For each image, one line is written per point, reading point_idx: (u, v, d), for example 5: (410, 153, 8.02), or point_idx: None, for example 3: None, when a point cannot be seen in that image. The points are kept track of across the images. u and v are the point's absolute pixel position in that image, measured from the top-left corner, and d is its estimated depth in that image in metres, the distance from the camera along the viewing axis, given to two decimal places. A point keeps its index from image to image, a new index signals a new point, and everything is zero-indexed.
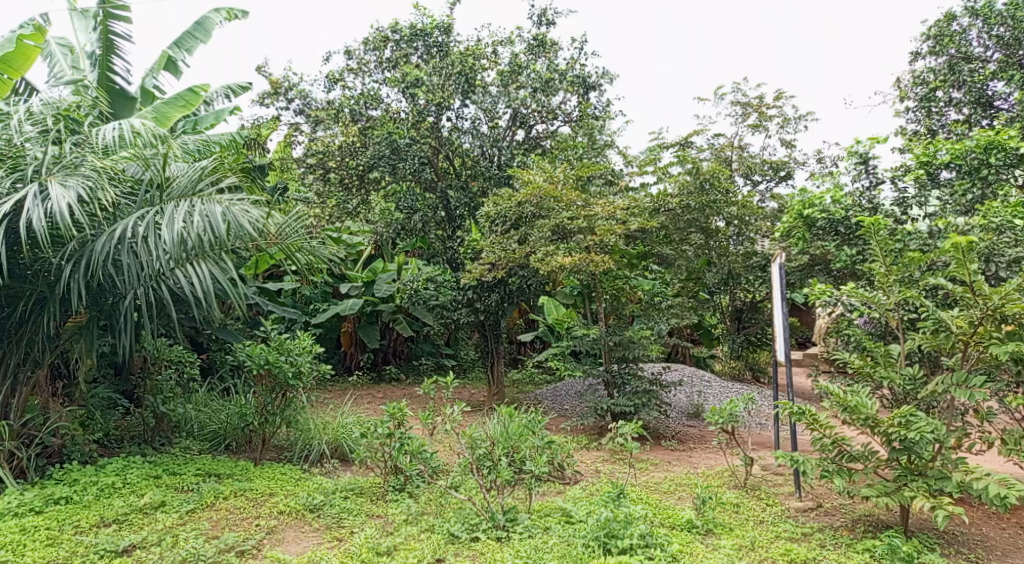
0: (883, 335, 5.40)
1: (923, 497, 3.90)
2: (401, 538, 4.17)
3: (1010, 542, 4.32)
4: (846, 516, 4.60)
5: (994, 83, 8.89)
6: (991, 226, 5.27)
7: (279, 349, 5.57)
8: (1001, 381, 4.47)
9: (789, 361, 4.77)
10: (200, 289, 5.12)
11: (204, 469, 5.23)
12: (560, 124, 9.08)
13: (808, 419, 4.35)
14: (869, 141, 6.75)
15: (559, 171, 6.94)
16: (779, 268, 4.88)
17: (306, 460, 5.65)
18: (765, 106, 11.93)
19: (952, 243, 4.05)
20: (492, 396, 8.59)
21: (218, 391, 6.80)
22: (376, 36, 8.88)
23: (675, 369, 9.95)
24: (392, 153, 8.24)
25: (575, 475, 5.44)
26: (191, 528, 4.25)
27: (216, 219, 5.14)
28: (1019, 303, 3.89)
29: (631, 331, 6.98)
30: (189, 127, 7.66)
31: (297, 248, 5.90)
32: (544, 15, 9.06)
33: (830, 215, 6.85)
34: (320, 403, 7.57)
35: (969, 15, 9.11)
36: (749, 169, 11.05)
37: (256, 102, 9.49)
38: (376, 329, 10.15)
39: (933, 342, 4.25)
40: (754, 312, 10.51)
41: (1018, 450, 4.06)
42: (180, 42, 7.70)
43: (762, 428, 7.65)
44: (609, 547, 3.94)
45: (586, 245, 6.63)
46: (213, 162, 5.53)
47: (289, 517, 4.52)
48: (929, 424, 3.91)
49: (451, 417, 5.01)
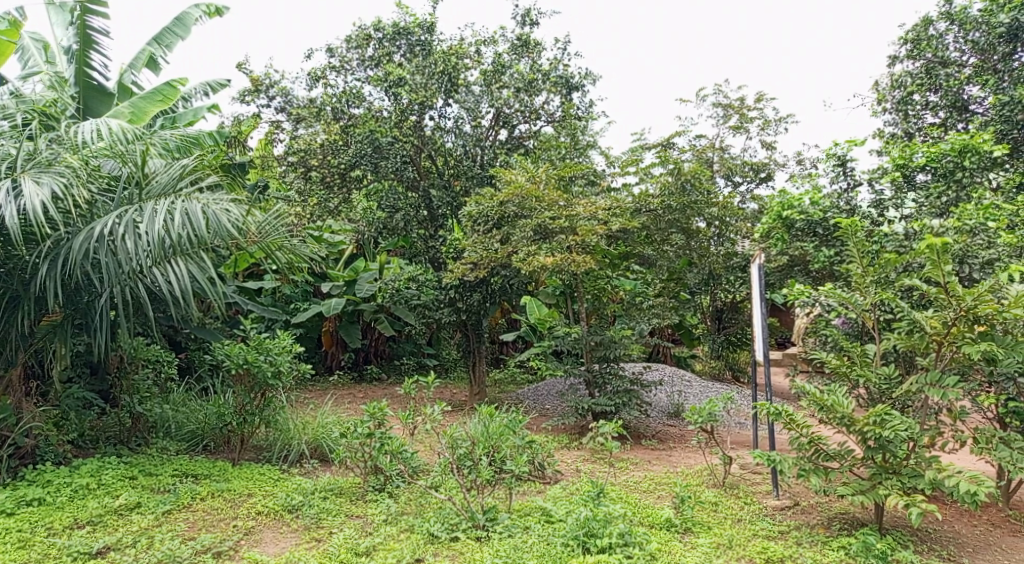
0: (859, 335, 5.44)
1: (897, 495, 3.96)
2: (381, 538, 4.16)
3: (981, 538, 4.39)
4: (822, 514, 4.66)
5: (970, 87, 8.99)
6: (965, 228, 5.35)
7: (258, 349, 5.53)
8: (974, 381, 4.53)
9: (769, 361, 4.81)
10: (177, 288, 5.08)
11: (182, 469, 5.18)
12: (543, 124, 9.05)
13: (784, 419, 4.40)
14: (847, 143, 6.82)
15: (541, 171, 6.92)
16: (759, 269, 4.93)
17: (285, 460, 5.62)
18: (746, 108, 12.03)
19: (926, 243, 4.12)
20: (474, 396, 8.58)
21: (196, 391, 6.72)
22: (359, 34, 8.83)
23: (656, 369, 10.01)
24: (374, 151, 8.13)
25: (555, 474, 5.46)
26: (167, 530, 4.21)
27: (195, 217, 5.09)
28: (992, 304, 3.95)
29: (612, 331, 7.02)
30: (168, 123, 7.56)
31: (278, 247, 5.90)
32: (527, 15, 9.06)
33: (809, 216, 6.91)
34: (300, 403, 7.52)
35: (946, 19, 9.22)
36: (729, 170, 11.19)
37: (237, 100, 9.38)
38: (357, 328, 10.11)
39: (908, 342, 4.31)
40: (734, 312, 10.60)
41: (989, 449, 4.13)
42: (160, 38, 7.63)
43: (741, 428, 7.72)
44: (587, 546, 3.96)
45: (568, 245, 6.65)
46: (192, 161, 5.48)
47: (267, 518, 4.49)
48: (903, 423, 3.97)
49: (432, 416, 5.00)
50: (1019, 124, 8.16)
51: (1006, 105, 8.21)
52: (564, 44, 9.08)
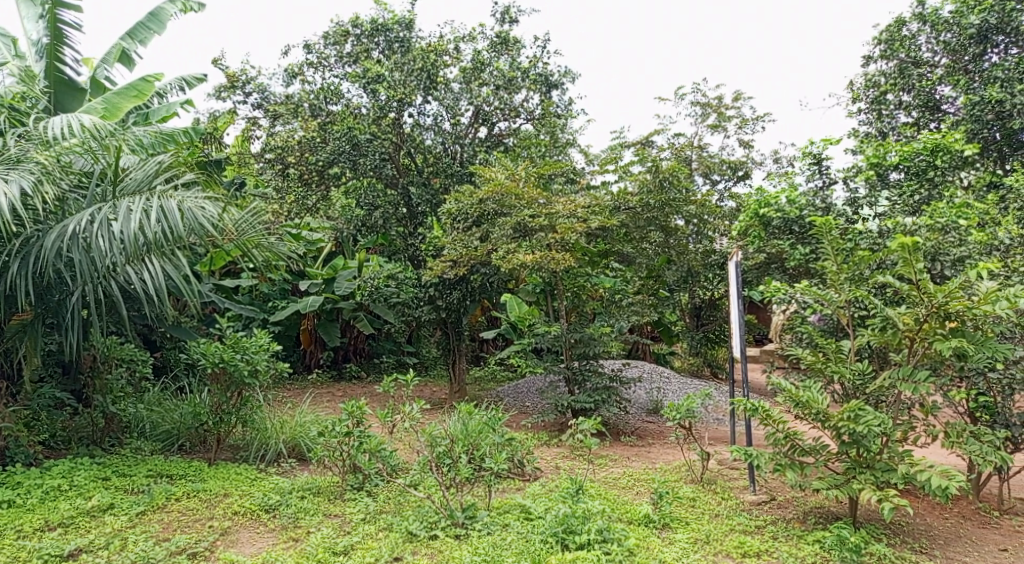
0: (835, 331, 5.47)
1: (870, 489, 4.01)
2: (359, 537, 4.14)
3: (952, 531, 4.47)
4: (798, 508, 4.71)
5: (942, 87, 9.12)
6: (937, 226, 5.43)
7: (234, 348, 5.47)
8: (946, 376, 4.59)
9: (746, 358, 4.85)
10: (152, 287, 5.01)
11: (157, 470, 5.11)
12: (523, 122, 9.03)
13: (761, 415, 4.44)
14: (823, 141, 6.90)
15: (520, 169, 6.91)
16: (736, 267, 4.97)
17: (262, 460, 5.57)
18: (724, 107, 12.12)
19: (898, 242, 4.16)
20: (454, 394, 8.56)
21: (172, 390, 6.63)
22: (336, 31, 8.76)
23: (635, 366, 10.07)
24: (353, 149, 8.08)
25: (534, 471, 5.46)
26: (141, 531, 4.16)
27: (171, 215, 5.01)
28: (963, 300, 4.02)
29: (592, 328, 7.07)
30: (141, 119, 7.44)
31: (254, 245, 5.85)
32: (507, 12, 9.06)
33: (785, 214, 6.99)
34: (279, 403, 7.45)
35: (918, 20, 9.35)
36: (707, 169, 11.28)
37: (212, 95, 9.26)
38: (336, 327, 10.04)
39: (881, 338, 4.37)
40: (713, 309, 10.68)
41: (960, 443, 4.19)
42: (134, 33, 7.51)
43: (718, 424, 7.79)
44: (566, 542, 3.97)
45: (547, 243, 6.67)
46: (167, 157, 5.41)
47: (244, 518, 4.45)
48: (876, 418, 4.02)
49: (411, 415, 4.98)
50: (989, 124, 8.30)
51: (977, 105, 8.31)
52: (543, 42, 9.08)
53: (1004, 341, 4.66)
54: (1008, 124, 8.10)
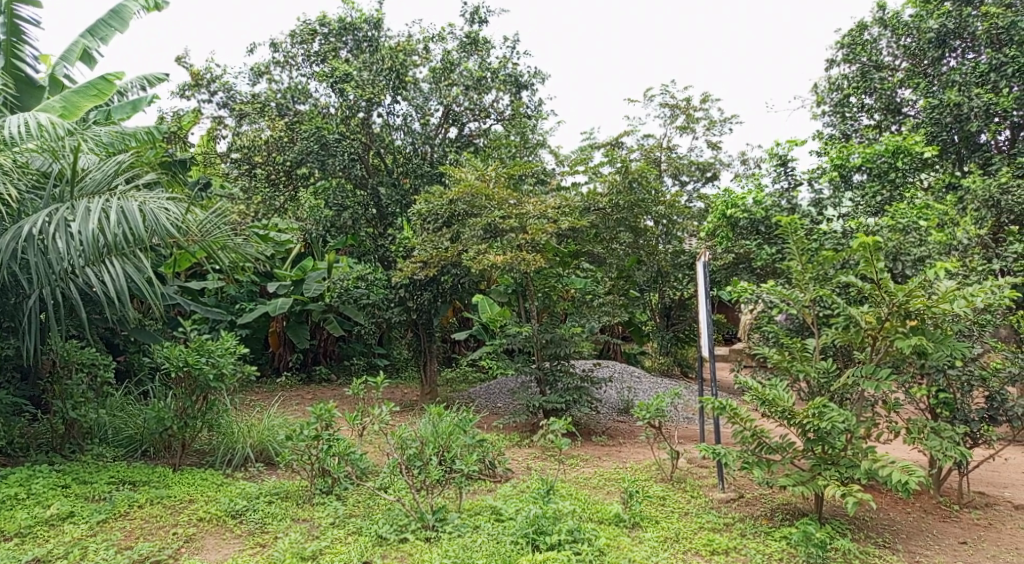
0: (800, 330, 5.53)
1: (834, 485, 4.09)
2: (327, 542, 4.08)
3: (913, 525, 4.56)
4: (765, 505, 4.77)
5: (902, 90, 9.23)
6: (898, 227, 5.53)
7: (199, 351, 5.34)
8: (907, 374, 4.68)
9: (713, 357, 4.89)
10: (113, 289, 4.88)
11: (119, 477, 5.00)
12: (493, 123, 8.99)
13: (728, 413, 4.50)
14: (788, 143, 7.00)
15: (490, 169, 6.88)
16: (704, 267, 5.00)
17: (229, 464, 5.47)
18: (692, 109, 12.25)
19: (860, 243, 4.25)
20: (425, 395, 8.51)
21: (136, 395, 6.49)
22: (303, 29, 8.62)
23: (606, 365, 10.13)
24: (321, 149, 7.98)
25: (505, 472, 5.45)
26: (102, 539, 4.07)
27: (132, 216, 4.95)
28: (923, 299, 4.12)
29: (562, 329, 7.11)
30: (104, 118, 7.41)
31: (220, 246, 5.71)
32: (476, 12, 9.03)
33: (751, 215, 7.06)
34: (246, 406, 7.35)
35: (879, 25, 9.50)
36: (677, 169, 11.38)
37: (176, 94, 9.06)
38: (306, 329, 9.93)
39: (845, 336, 4.46)
40: (682, 309, 10.79)
41: (920, 438, 4.28)
42: (94, 30, 7.33)
43: (688, 423, 7.87)
44: (537, 543, 3.97)
45: (518, 243, 6.66)
46: (129, 157, 5.32)
47: (209, 524, 4.37)
48: (840, 415, 4.10)
49: (381, 417, 4.96)
50: (948, 127, 8.42)
51: (936, 108, 8.45)
52: (513, 42, 9.06)
53: (963, 338, 4.76)
54: (965, 126, 8.21)
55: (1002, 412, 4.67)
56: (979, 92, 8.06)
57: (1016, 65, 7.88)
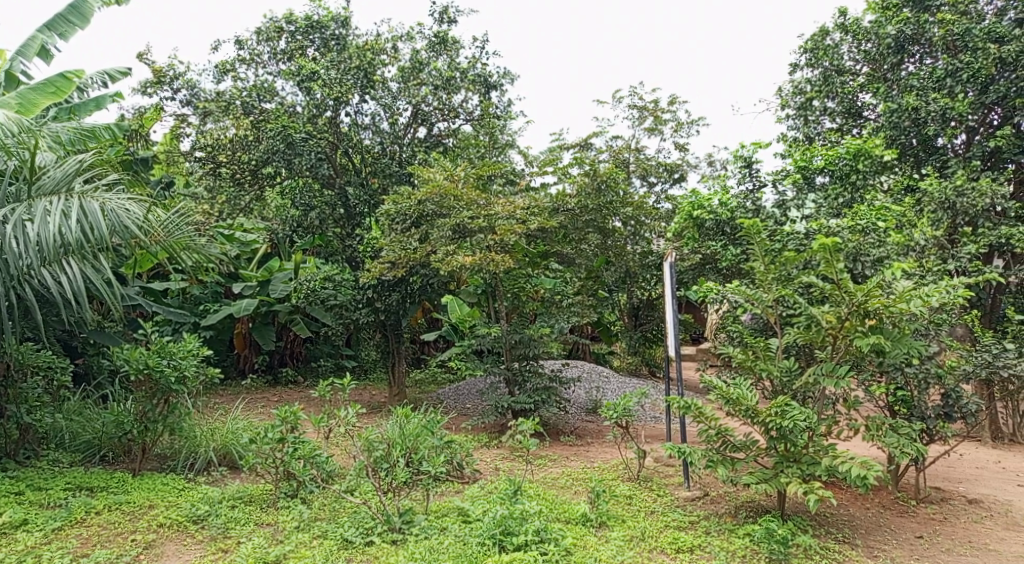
0: (764, 330, 5.59)
1: (796, 482, 4.15)
2: (291, 546, 4.03)
3: (873, 520, 4.66)
4: (730, 503, 4.83)
5: (863, 94, 9.39)
6: (858, 228, 5.62)
7: (160, 353, 5.21)
8: (866, 372, 4.79)
9: (680, 357, 4.94)
10: (70, 290, 4.77)
11: (76, 482, 4.88)
12: (462, 123, 8.96)
13: (694, 412, 4.55)
14: (753, 145, 7.08)
15: (459, 169, 6.85)
16: (670, 267, 5.07)
17: (191, 468, 5.38)
18: (660, 111, 12.36)
19: (820, 244, 4.34)
20: (393, 397, 8.46)
21: (94, 398, 6.32)
22: (270, 27, 8.52)
23: (575, 365, 10.17)
24: (287, 147, 7.83)
25: (473, 473, 5.43)
26: (57, 547, 3.97)
27: (92, 215, 4.84)
28: (881, 298, 4.22)
29: (532, 329, 7.13)
30: (64, 115, 7.32)
31: (183, 247, 5.57)
32: (445, 12, 9.01)
33: (717, 216, 7.12)
34: (209, 409, 7.22)
35: (840, 30, 9.63)
36: (645, 170, 11.47)
37: (138, 91, 8.88)
38: (272, 330, 9.80)
39: (807, 335, 4.53)
40: (650, 309, 10.90)
41: (879, 436, 4.35)
42: (52, 25, 7.12)
43: (655, 423, 7.94)
44: (504, 544, 3.97)
45: (487, 244, 6.66)
46: (90, 155, 5.19)
47: (169, 530, 4.28)
48: (802, 413, 4.16)
49: (347, 419, 4.91)
50: (906, 131, 8.54)
51: (895, 112, 8.55)
52: (482, 42, 9.07)
53: (920, 337, 4.87)
54: (923, 130, 8.37)
55: (957, 409, 4.78)
56: (936, 97, 8.24)
57: (971, 71, 8.02)
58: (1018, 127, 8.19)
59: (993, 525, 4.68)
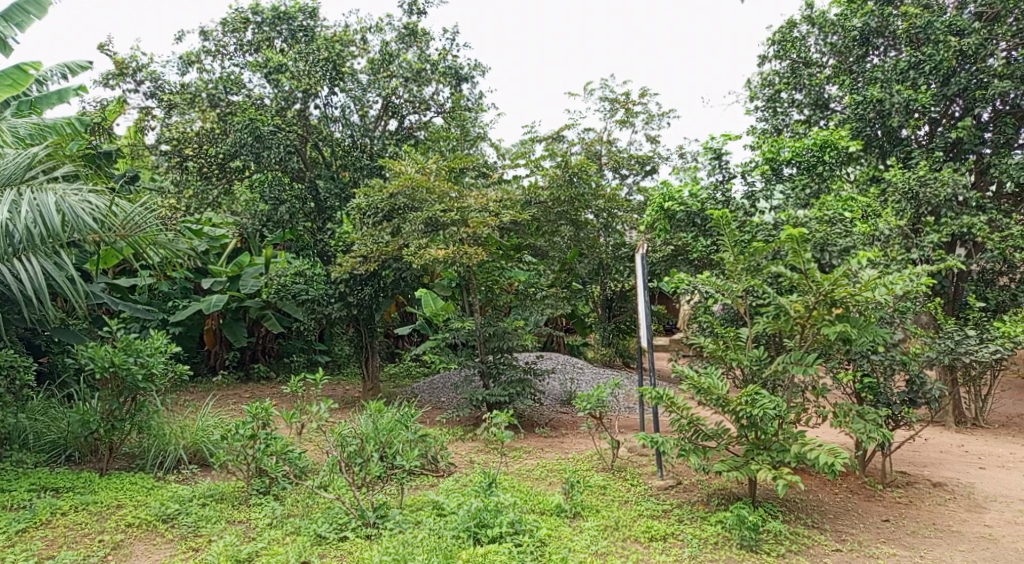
0: (734, 320, 5.65)
1: (766, 469, 4.21)
2: (264, 543, 4.00)
3: (841, 505, 4.75)
4: (702, 491, 4.89)
5: (829, 86, 9.52)
6: (826, 218, 5.66)
7: (126, 351, 5.11)
8: (834, 360, 4.85)
9: (652, 348, 4.97)
10: (29, 286, 4.69)
11: (40, 484, 4.78)
12: (433, 115, 8.90)
13: (665, 403, 4.60)
14: (722, 137, 7.15)
15: (430, 162, 6.82)
16: (642, 258, 5.09)
17: (160, 467, 5.29)
18: (631, 103, 12.39)
19: (788, 234, 4.40)
20: (367, 391, 8.41)
21: (58, 398, 6.19)
22: (235, 17, 8.36)
23: (549, 357, 10.21)
24: (255, 141, 7.72)
25: (448, 467, 5.42)
26: (21, 550, 3.89)
27: (48, 211, 4.74)
28: (847, 287, 4.29)
29: (505, 321, 7.12)
30: (26, 107, 7.12)
31: (150, 243, 5.41)
32: (415, 3, 8.92)
33: (688, 207, 7.11)
34: (178, 407, 7.10)
35: (807, 22, 9.71)
36: (617, 163, 11.52)
37: (100, 83, 8.67)
38: (242, 326, 9.69)
39: (776, 324, 4.56)
40: (623, 301, 10.96)
41: (846, 422, 4.42)
42: (9, 15, 6.88)
43: (628, 413, 8.01)
44: (478, 536, 3.97)
45: (459, 237, 6.61)
46: (45, 149, 5.08)
47: (138, 530, 4.22)
48: (771, 401, 4.22)
49: (319, 415, 4.87)
50: (871, 122, 8.67)
51: (861, 104, 8.67)
52: (452, 34, 8.99)
53: (886, 325, 4.96)
54: (888, 122, 8.48)
55: (921, 395, 4.88)
56: (900, 89, 8.32)
57: (933, 64, 8.16)
58: (978, 118, 8.39)
59: (955, 506, 4.80)
